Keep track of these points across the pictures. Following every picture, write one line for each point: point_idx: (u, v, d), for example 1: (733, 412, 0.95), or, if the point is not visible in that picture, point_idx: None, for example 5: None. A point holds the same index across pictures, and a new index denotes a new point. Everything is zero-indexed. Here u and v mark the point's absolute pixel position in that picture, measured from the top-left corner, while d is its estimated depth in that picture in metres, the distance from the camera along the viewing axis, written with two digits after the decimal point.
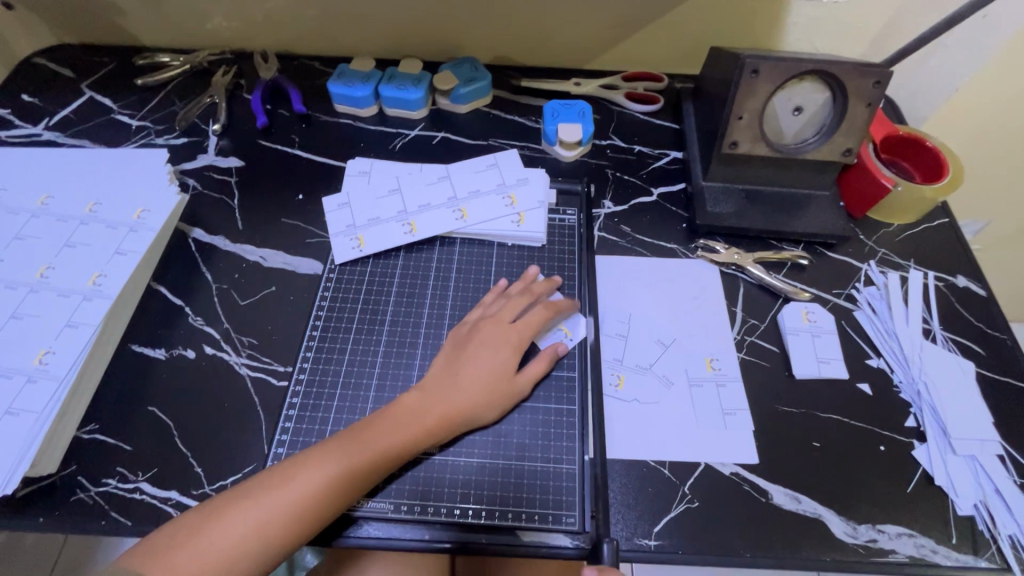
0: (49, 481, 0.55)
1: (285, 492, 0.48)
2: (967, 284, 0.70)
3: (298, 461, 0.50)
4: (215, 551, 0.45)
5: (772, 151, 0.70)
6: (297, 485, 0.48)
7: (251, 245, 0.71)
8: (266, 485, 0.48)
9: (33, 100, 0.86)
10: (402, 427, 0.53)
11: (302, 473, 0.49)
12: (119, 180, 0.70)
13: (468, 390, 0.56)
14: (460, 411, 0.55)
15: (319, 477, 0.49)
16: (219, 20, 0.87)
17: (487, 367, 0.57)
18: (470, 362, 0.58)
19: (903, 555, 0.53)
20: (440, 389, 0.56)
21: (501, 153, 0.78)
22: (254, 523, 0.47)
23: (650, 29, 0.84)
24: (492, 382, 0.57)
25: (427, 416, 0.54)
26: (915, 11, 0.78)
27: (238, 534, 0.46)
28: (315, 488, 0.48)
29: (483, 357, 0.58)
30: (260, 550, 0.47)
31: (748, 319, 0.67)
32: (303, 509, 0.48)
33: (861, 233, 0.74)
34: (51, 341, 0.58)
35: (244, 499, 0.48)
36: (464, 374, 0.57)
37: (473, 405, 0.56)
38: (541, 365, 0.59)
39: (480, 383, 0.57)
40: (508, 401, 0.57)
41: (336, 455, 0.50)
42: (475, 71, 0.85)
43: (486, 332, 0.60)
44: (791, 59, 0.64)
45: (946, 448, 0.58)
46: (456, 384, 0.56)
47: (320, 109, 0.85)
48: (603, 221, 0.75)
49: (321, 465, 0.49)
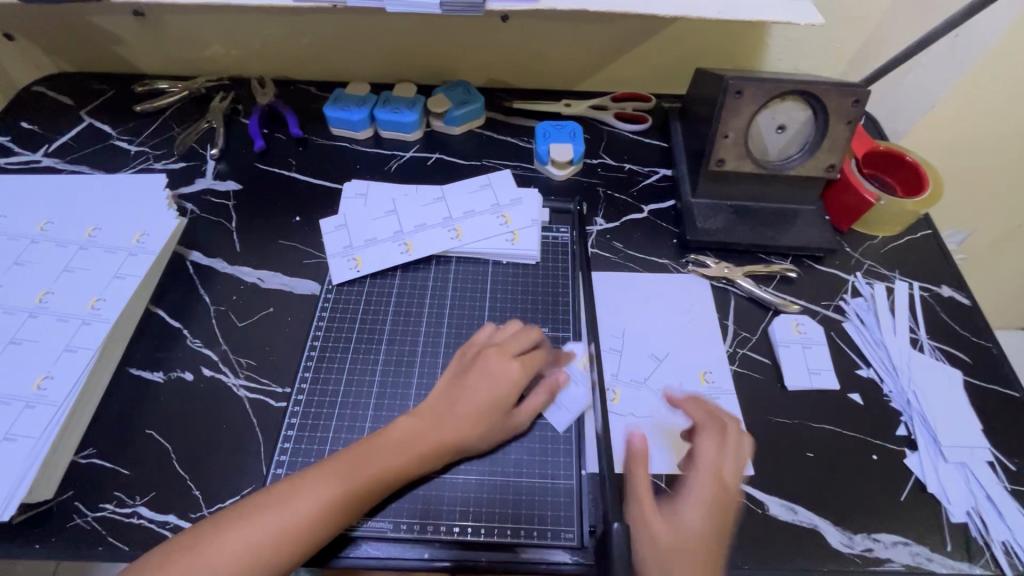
0: (46, 506, 0.55)
1: (280, 514, 0.48)
2: (952, 293, 0.72)
3: (294, 482, 0.50)
4: (212, 569, 0.45)
5: (758, 168, 0.72)
6: (292, 506, 0.48)
7: (249, 267, 0.72)
8: (263, 506, 0.49)
9: (32, 126, 0.87)
10: (396, 454, 0.53)
11: (303, 491, 0.49)
12: (118, 206, 0.71)
13: (467, 418, 0.56)
14: (454, 440, 0.55)
15: (316, 498, 0.49)
16: (217, 48, 0.89)
17: (487, 395, 0.57)
18: (471, 391, 0.57)
19: (898, 564, 0.53)
20: (437, 417, 0.56)
21: (494, 173, 0.79)
22: (251, 540, 0.47)
23: (636, 52, 0.87)
24: (491, 412, 0.57)
25: (423, 441, 0.54)
26: (890, 31, 0.81)
27: (231, 555, 0.46)
28: (310, 510, 0.49)
29: (484, 386, 0.57)
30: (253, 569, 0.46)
31: (739, 331, 0.68)
32: (298, 530, 0.48)
33: (847, 245, 0.76)
34: (50, 366, 0.58)
35: (246, 513, 0.48)
36: (464, 402, 0.56)
37: (469, 433, 0.55)
38: (539, 399, 0.59)
39: (479, 412, 0.56)
40: (503, 431, 0.57)
41: (333, 475, 0.51)
42: (468, 95, 0.87)
43: (493, 360, 0.59)
44: (774, 80, 0.66)
45: (937, 456, 0.59)
46: (455, 411, 0.56)
47: (316, 132, 0.87)
48: (595, 238, 0.76)
49: (319, 487, 0.50)
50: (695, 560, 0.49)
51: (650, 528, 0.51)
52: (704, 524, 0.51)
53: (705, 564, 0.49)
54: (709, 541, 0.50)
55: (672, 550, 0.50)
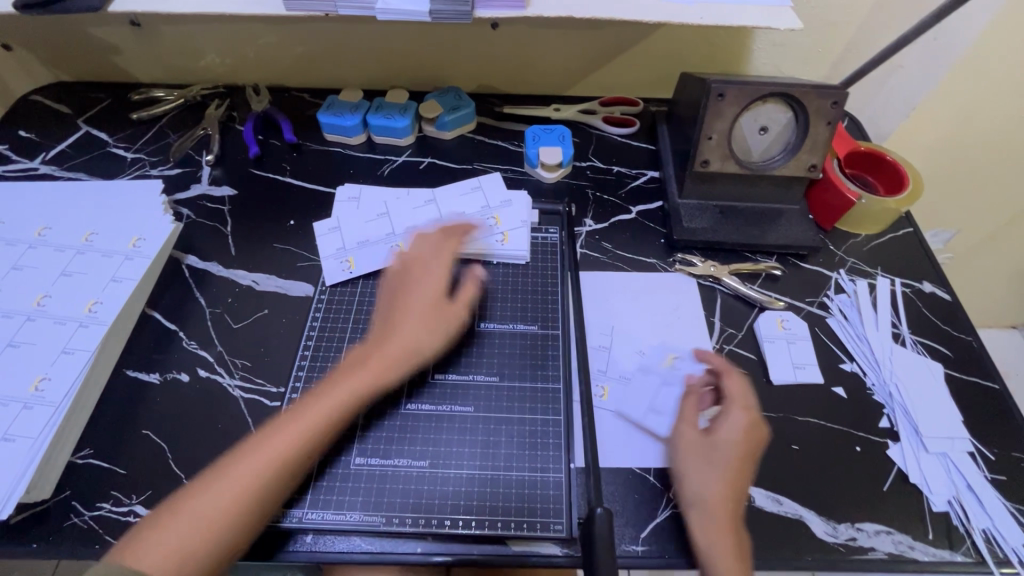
0: (43, 506, 0.56)
1: (259, 453, 0.51)
2: (933, 289, 0.74)
3: (270, 426, 0.54)
4: (204, 516, 0.48)
5: (742, 168, 0.73)
6: (271, 445, 0.52)
7: (243, 270, 0.74)
8: (242, 453, 0.51)
9: (30, 135, 0.89)
10: (357, 376, 0.57)
11: (272, 441, 0.52)
12: (115, 211, 0.72)
13: (413, 326, 0.61)
14: (406, 354, 0.59)
15: (292, 429, 0.53)
16: (212, 57, 0.91)
17: (424, 301, 0.63)
18: (410, 306, 0.62)
19: (882, 552, 0.55)
20: (386, 331, 0.61)
21: (484, 176, 0.81)
22: (235, 491, 0.49)
23: (623, 58, 0.89)
24: (434, 316, 0.62)
25: (376, 357, 0.59)
26: (869, 35, 0.83)
27: (219, 500, 0.49)
28: (285, 443, 0.52)
29: (419, 295, 0.63)
30: (242, 515, 0.49)
31: (726, 328, 0.70)
32: (279, 460, 0.51)
33: (831, 244, 0.78)
34: (48, 368, 0.59)
35: (223, 473, 0.50)
36: (407, 313, 0.62)
37: (421, 339, 0.60)
38: (467, 292, 0.65)
39: (423, 318, 0.61)
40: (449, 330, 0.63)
41: (302, 408, 0.55)
42: (459, 100, 0.89)
43: (420, 270, 0.65)
44: (755, 83, 0.68)
45: (918, 447, 0.61)
46: (402, 323, 0.61)
47: (310, 138, 0.89)
48: (584, 239, 0.78)
49: (293, 419, 0.54)
50: (723, 462, 0.54)
51: (684, 432, 0.57)
52: (737, 433, 0.56)
53: (736, 467, 0.54)
54: (740, 448, 0.55)
55: (705, 453, 0.55)
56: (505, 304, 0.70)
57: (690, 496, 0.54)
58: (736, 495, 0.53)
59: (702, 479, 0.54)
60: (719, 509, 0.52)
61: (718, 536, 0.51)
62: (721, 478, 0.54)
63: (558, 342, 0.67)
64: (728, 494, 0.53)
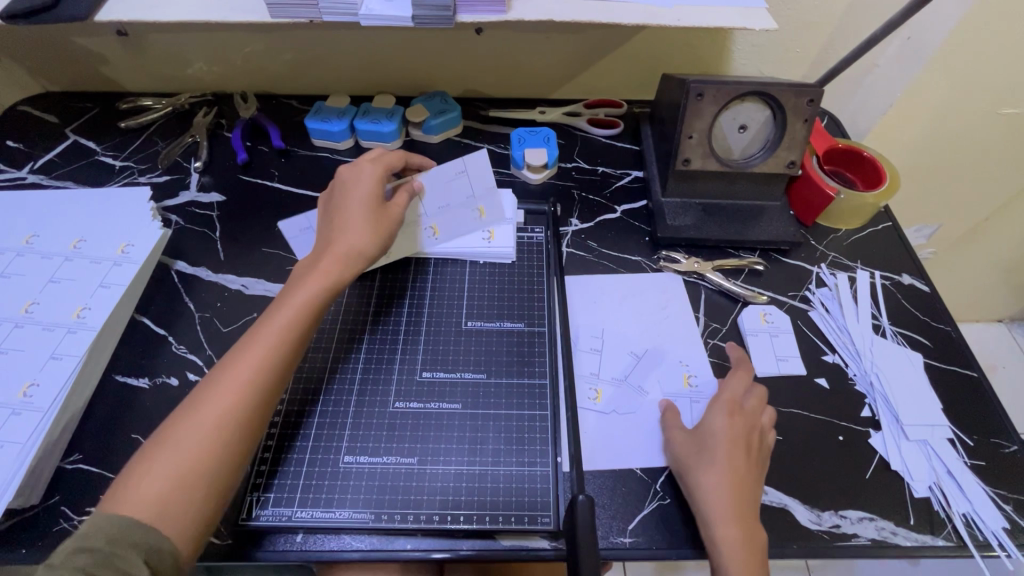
0: (32, 512, 0.56)
1: (239, 365, 0.53)
2: (912, 281, 0.75)
3: (240, 346, 0.55)
4: (201, 434, 0.49)
5: (723, 166, 0.75)
6: (246, 360, 0.53)
7: (233, 274, 0.74)
8: (222, 374, 0.53)
9: (17, 145, 0.89)
10: (314, 280, 0.60)
11: (241, 361, 0.53)
12: (103, 218, 0.73)
13: (361, 229, 0.63)
14: (359, 254, 0.62)
15: (264, 340, 0.55)
16: (200, 65, 0.92)
17: (365, 202, 0.65)
18: (347, 213, 0.64)
19: (865, 539, 0.55)
20: (334, 237, 0.63)
21: (469, 157, 0.74)
22: (223, 406, 0.51)
23: (605, 60, 0.91)
24: (376, 218, 0.65)
25: (330, 259, 0.61)
26: (845, 35, 0.85)
27: (211, 417, 0.50)
28: (263, 354, 0.54)
29: (357, 200, 0.65)
30: (235, 425, 0.50)
31: (710, 323, 0.71)
32: (258, 368, 0.53)
33: (813, 239, 0.79)
34: (36, 374, 0.59)
35: (199, 402, 0.51)
36: (352, 218, 0.64)
37: (372, 238, 0.64)
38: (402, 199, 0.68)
39: (368, 220, 0.64)
40: (390, 230, 0.66)
41: (267, 323, 0.56)
42: (445, 104, 0.90)
43: (346, 183, 0.67)
44: (733, 82, 0.69)
45: (899, 434, 0.62)
46: (349, 229, 0.63)
47: (298, 144, 0.89)
48: (570, 238, 0.79)
49: (261, 332, 0.56)
50: (718, 456, 0.55)
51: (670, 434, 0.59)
52: (734, 429, 0.57)
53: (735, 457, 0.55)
54: (729, 438, 0.56)
55: (699, 452, 0.56)
56: (490, 303, 0.71)
57: (693, 489, 0.54)
58: (738, 488, 0.53)
59: (704, 474, 0.54)
60: (721, 503, 0.52)
61: (726, 529, 0.51)
62: (720, 473, 0.54)
63: (540, 326, 0.69)
64: (733, 485, 0.53)
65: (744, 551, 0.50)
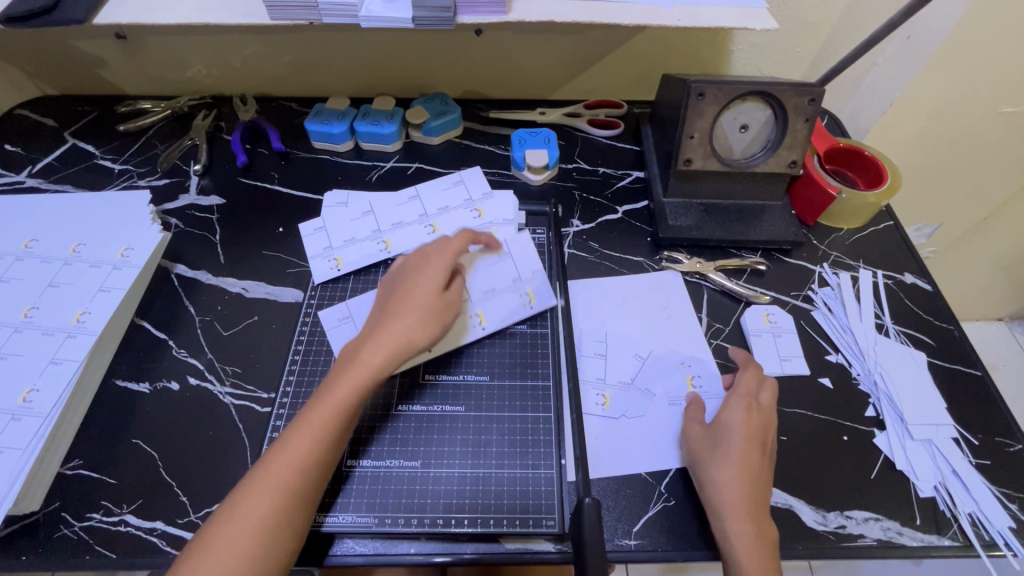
0: (32, 519, 0.55)
1: (285, 468, 0.49)
2: (914, 280, 0.75)
3: (288, 438, 0.51)
4: (241, 539, 0.46)
5: (725, 166, 0.75)
6: (292, 463, 0.49)
7: (233, 277, 0.74)
8: (270, 473, 0.49)
9: (15, 148, 0.88)
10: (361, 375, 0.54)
11: (283, 464, 0.49)
12: (103, 222, 0.73)
13: (415, 321, 0.58)
14: (409, 348, 0.57)
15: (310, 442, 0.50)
16: (199, 68, 0.91)
17: (427, 289, 0.60)
18: (407, 301, 0.59)
19: (871, 539, 0.55)
20: (387, 327, 0.57)
21: (515, 244, 0.73)
22: (267, 511, 0.47)
23: (605, 60, 0.91)
24: (434, 308, 0.59)
25: (381, 355, 0.55)
26: (845, 34, 0.85)
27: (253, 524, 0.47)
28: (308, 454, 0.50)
29: (419, 288, 0.60)
30: (277, 536, 0.47)
31: (713, 323, 0.71)
32: (302, 475, 0.49)
33: (814, 238, 0.79)
34: (36, 379, 0.59)
35: (243, 501, 0.48)
36: (409, 305, 0.59)
37: (424, 332, 0.58)
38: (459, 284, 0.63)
39: (424, 311, 0.58)
40: (448, 321, 0.61)
41: (317, 420, 0.51)
42: (446, 106, 0.90)
43: (412, 264, 0.63)
44: (734, 82, 0.69)
45: (904, 434, 0.62)
46: (404, 317, 0.58)
47: (298, 146, 0.89)
48: (572, 239, 0.79)
49: (312, 431, 0.51)
50: (733, 451, 0.55)
51: (687, 429, 0.59)
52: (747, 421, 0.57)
53: (745, 449, 0.55)
54: (748, 432, 0.56)
55: (714, 448, 0.56)
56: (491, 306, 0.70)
57: (705, 482, 0.55)
58: (751, 486, 0.53)
59: (716, 469, 0.55)
60: (733, 494, 0.53)
61: (736, 522, 0.52)
62: (733, 468, 0.54)
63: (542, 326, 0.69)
64: (745, 480, 0.53)
65: (756, 544, 0.51)
